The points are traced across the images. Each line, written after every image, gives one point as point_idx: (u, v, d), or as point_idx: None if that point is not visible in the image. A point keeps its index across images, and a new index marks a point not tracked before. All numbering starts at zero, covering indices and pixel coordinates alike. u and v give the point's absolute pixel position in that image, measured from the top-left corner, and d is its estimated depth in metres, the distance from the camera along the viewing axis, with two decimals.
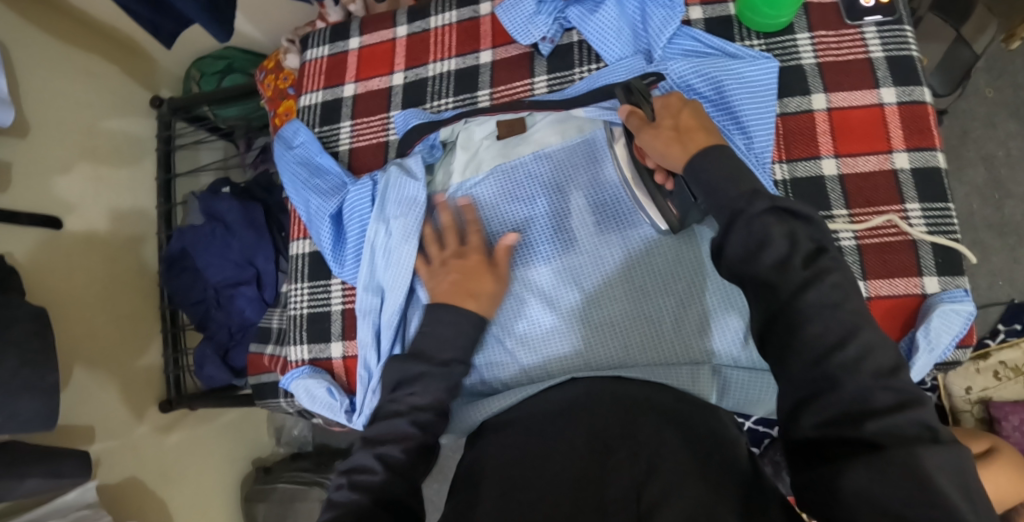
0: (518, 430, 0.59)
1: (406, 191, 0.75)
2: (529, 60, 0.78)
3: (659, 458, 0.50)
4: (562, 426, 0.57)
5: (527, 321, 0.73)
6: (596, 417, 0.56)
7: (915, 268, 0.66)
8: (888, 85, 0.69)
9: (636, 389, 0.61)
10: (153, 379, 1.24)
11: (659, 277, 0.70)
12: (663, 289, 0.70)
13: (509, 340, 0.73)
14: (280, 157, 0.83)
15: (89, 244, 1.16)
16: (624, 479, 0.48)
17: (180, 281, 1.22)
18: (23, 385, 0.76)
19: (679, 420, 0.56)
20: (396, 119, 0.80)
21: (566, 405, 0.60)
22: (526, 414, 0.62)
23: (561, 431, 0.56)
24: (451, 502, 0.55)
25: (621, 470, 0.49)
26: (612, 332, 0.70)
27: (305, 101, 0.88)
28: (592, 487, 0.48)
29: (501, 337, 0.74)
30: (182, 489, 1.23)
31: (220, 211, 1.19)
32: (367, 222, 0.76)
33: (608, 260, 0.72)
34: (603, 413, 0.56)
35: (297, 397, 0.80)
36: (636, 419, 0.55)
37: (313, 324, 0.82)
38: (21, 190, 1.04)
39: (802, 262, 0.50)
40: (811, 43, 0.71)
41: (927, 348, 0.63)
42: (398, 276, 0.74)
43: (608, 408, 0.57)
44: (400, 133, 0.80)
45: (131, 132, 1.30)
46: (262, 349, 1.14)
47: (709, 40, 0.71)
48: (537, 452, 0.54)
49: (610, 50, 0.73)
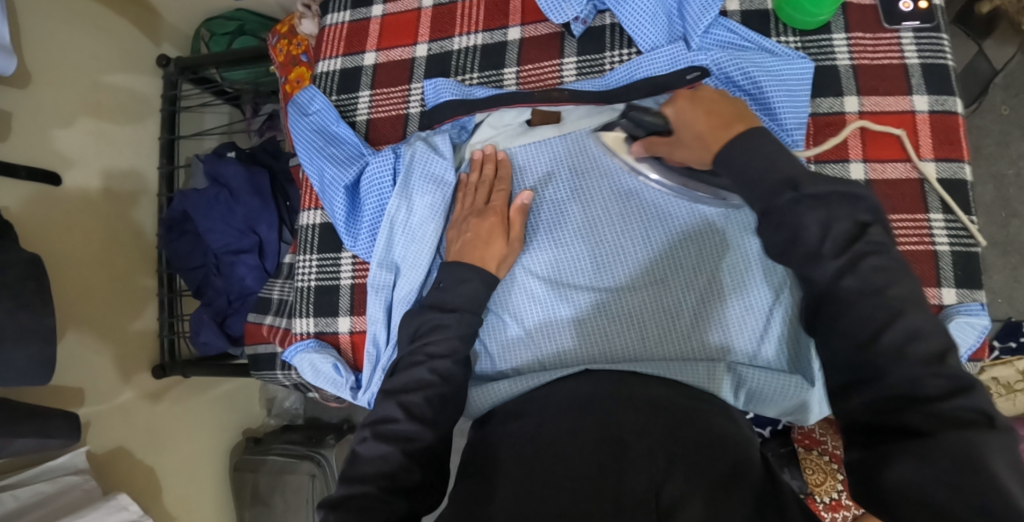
0: (529, 417, 0.59)
1: (432, 167, 0.75)
2: (559, 40, 0.76)
3: (675, 456, 0.49)
4: (578, 416, 0.56)
5: (544, 307, 0.72)
6: (620, 411, 0.55)
7: (935, 278, 0.66)
8: (921, 92, 0.69)
9: (650, 386, 0.60)
10: (147, 343, 1.22)
11: (682, 272, 0.69)
12: (686, 284, 0.69)
13: (524, 324, 0.73)
14: (296, 123, 0.81)
15: (89, 201, 1.13)
16: (643, 477, 0.48)
17: (180, 244, 1.20)
18: (19, 340, 0.74)
19: (701, 421, 0.55)
20: (426, 87, 0.78)
21: (587, 396, 0.59)
22: (533, 404, 0.61)
23: (576, 420, 0.55)
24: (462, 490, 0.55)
25: (641, 466, 0.48)
26: (630, 324, 0.70)
27: (323, 67, 0.86)
28: (609, 485, 0.48)
29: (515, 321, 0.73)
30: (172, 456, 1.22)
31: (225, 176, 1.17)
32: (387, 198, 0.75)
33: (632, 255, 0.71)
34: (615, 405, 0.56)
35: (300, 370, 0.79)
36: (663, 415, 0.54)
37: (321, 297, 0.80)
38: (19, 142, 1.01)
39: (834, 246, 0.49)
40: (846, 44, 0.70)
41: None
42: (419, 253, 0.74)
43: (631, 404, 0.55)
44: (430, 102, 0.78)
45: (135, 89, 1.27)
46: (261, 319, 1.12)
47: (745, 33, 0.70)
48: (553, 442, 0.53)
49: (644, 36, 0.71)
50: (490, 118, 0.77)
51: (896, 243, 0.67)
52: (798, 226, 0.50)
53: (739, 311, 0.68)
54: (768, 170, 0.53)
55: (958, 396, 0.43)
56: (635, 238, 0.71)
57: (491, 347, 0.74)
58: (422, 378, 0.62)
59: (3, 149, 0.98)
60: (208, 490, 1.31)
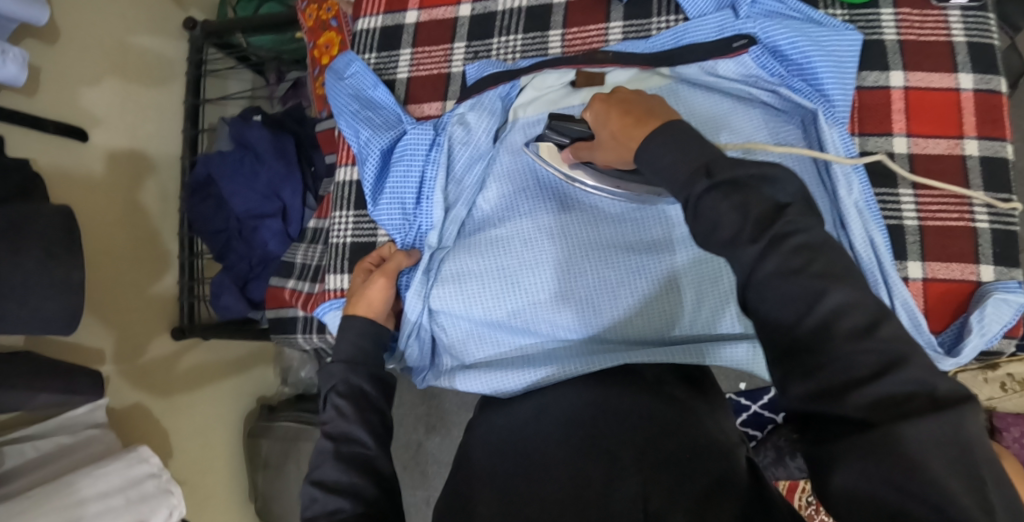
0: (518, 428, 0.59)
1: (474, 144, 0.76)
2: (605, 5, 0.76)
3: (658, 466, 0.49)
4: (559, 430, 0.56)
5: (584, 277, 0.70)
6: (607, 421, 0.54)
7: (973, 255, 0.66)
8: (967, 71, 0.69)
9: (638, 393, 0.58)
10: (167, 305, 1.22)
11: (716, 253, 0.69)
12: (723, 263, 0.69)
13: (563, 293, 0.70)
14: (332, 88, 0.81)
15: (113, 160, 1.13)
16: (629, 491, 0.47)
17: (202, 208, 1.20)
18: (50, 289, 0.74)
19: (690, 428, 0.53)
20: (470, 68, 0.78)
21: (569, 409, 0.58)
22: (527, 413, 0.61)
23: (554, 434, 0.55)
24: (449, 492, 0.56)
25: (626, 478, 0.48)
26: (668, 296, 0.69)
27: (362, 25, 0.86)
28: (594, 497, 0.48)
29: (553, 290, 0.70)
30: (187, 419, 1.22)
31: (250, 140, 1.16)
32: (418, 165, 0.76)
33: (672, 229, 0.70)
34: (607, 415, 0.55)
35: (331, 328, 0.80)
36: (653, 423, 0.53)
37: (357, 252, 0.81)
38: (46, 97, 1.01)
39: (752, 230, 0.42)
40: (894, 20, 0.70)
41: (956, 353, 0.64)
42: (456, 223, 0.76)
43: (613, 415, 0.55)
44: (472, 81, 0.78)
45: (162, 51, 1.26)
46: (284, 282, 1.11)
47: (793, 4, 0.69)
48: (535, 457, 0.54)
49: (693, 4, 0.71)
50: (535, 81, 0.75)
51: (937, 218, 0.67)
52: (715, 218, 0.43)
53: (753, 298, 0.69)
54: (682, 159, 0.46)
55: (892, 372, 0.37)
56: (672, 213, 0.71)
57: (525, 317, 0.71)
58: None
59: (31, 103, 0.98)
60: (222, 455, 1.31)
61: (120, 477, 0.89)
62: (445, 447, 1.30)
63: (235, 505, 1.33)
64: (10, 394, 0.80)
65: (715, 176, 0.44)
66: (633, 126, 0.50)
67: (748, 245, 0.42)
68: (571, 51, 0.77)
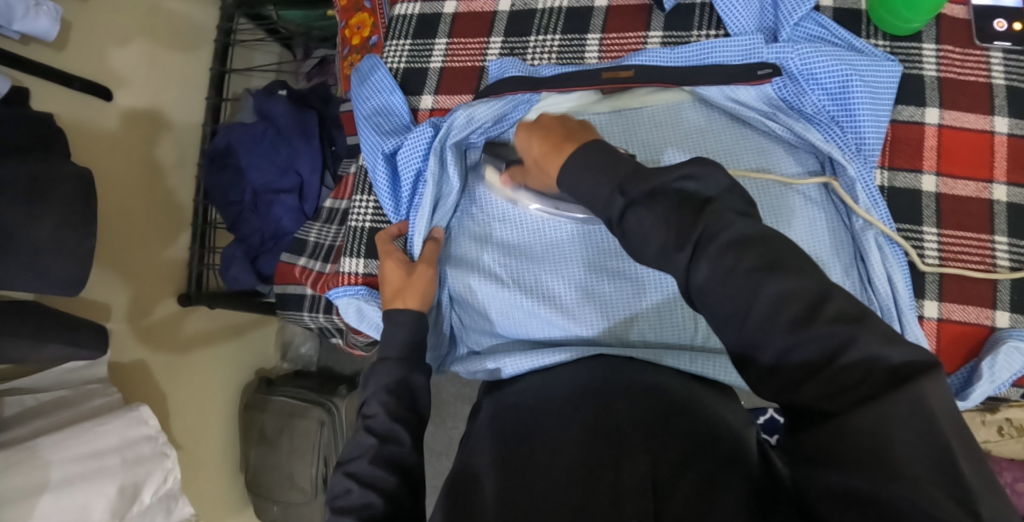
0: (527, 408, 0.59)
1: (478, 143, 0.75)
2: (647, 13, 0.75)
3: (666, 445, 0.50)
4: (572, 413, 0.56)
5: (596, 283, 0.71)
6: (612, 401, 0.56)
7: (990, 300, 0.66)
8: (1003, 114, 0.68)
9: (652, 377, 0.60)
10: (175, 270, 1.22)
11: None
12: None
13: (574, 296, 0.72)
14: (356, 90, 0.82)
15: (132, 122, 1.13)
16: (638, 467, 0.48)
17: (221, 177, 1.20)
18: (56, 249, 0.73)
19: (696, 413, 0.55)
20: (491, 65, 0.77)
21: (576, 390, 0.59)
22: (530, 396, 0.62)
23: (568, 417, 0.55)
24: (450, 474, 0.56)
25: (636, 459, 0.49)
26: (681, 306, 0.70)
27: (398, 11, 0.85)
28: (607, 474, 0.48)
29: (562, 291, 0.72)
30: (185, 385, 1.22)
31: (274, 114, 1.16)
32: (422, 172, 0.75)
33: None
34: (619, 396, 0.56)
35: (342, 311, 0.80)
36: (655, 407, 0.55)
37: (373, 240, 0.80)
38: (74, 52, 1.01)
39: (677, 239, 0.42)
40: (935, 56, 0.69)
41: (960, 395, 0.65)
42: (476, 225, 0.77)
43: (627, 394, 0.56)
44: (493, 80, 0.76)
45: (192, 17, 1.26)
46: (294, 260, 1.11)
47: (836, 30, 0.69)
48: (539, 437, 0.54)
49: (735, 20, 0.70)
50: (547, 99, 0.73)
51: (959, 260, 0.67)
52: (642, 233, 0.44)
53: None
54: (599, 175, 0.48)
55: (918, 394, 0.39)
56: None
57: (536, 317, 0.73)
58: None
59: (57, 58, 0.98)
60: (217, 424, 1.32)
61: (119, 436, 0.88)
62: (438, 437, 1.31)
63: (225, 473, 1.34)
64: (16, 342, 0.80)
65: (629, 192, 0.46)
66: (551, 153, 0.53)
67: (676, 255, 0.42)
68: (607, 57, 0.76)
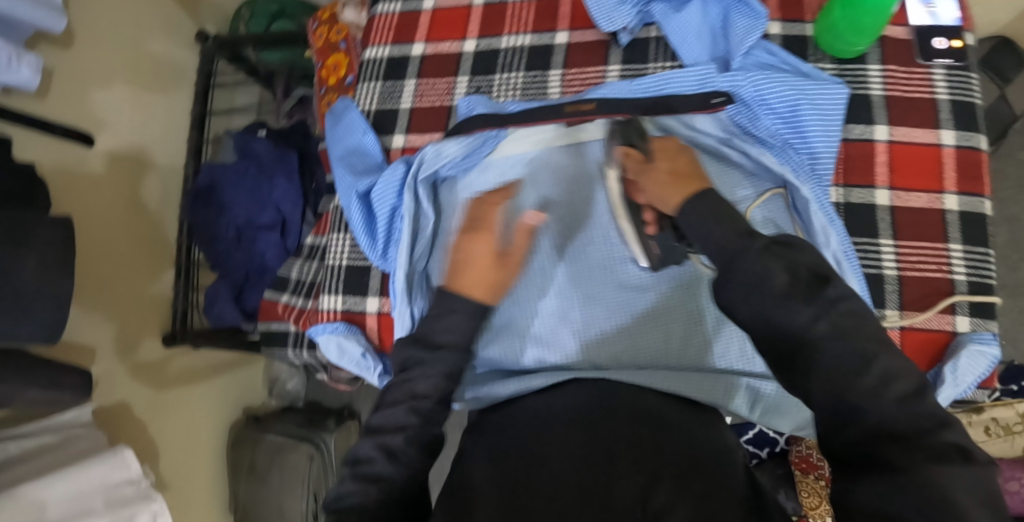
0: (522, 432, 0.59)
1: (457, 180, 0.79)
2: (605, 48, 0.78)
3: (661, 466, 0.51)
4: (564, 434, 0.56)
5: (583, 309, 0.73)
6: (606, 425, 0.56)
7: (950, 307, 0.68)
8: (949, 127, 0.71)
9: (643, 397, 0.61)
10: (160, 310, 1.23)
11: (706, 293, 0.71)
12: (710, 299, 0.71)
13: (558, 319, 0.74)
14: (329, 132, 0.84)
15: (116, 166, 1.15)
16: (630, 491, 0.48)
17: (204, 215, 1.18)
18: (37, 294, 0.74)
19: (693, 435, 0.56)
20: (459, 103, 0.79)
21: (569, 413, 0.59)
22: (525, 419, 0.61)
23: (562, 438, 0.56)
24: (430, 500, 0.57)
25: (628, 478, 0.49)
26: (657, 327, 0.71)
27: (370, 54, 0.88)
28: (599, 495, 0.48)
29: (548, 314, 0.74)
30: (171, 425, 1.22)
31: (254, 152, 1.19)
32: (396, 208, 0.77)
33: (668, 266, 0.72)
34: (613, 419, 0.57)
35: (324, 349, 0.79)
36: (649, 428, 0.55)
37: (352, 276, 0.81)
38: (57, 99, 1.03)
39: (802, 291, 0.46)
40: (880, 75, 0.73)
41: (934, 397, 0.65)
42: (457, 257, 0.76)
43: (620, 414, 0.57)
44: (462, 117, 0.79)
45: (171, 59, 1.29)
46: (277, 297, 1.13)
47: (784, 56, 0.72)
48: (534, 457, 0.54)
49: (688, 51, 0.73)
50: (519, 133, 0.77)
51: (917, 269, 0.69)
52: (762, 274, 0.48)
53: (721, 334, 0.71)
54: (720, 226, 0.53)
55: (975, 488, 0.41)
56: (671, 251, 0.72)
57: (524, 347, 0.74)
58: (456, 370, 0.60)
59: (40, 105, 1.00)
60: (204, 463, 1.31)
61: (102, 479, 0.89)
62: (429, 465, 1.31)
63: (213, 512, 1.32)
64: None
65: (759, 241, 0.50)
66: (671, 184, 0.60)
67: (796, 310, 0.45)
68: (569, 91, 0.78)
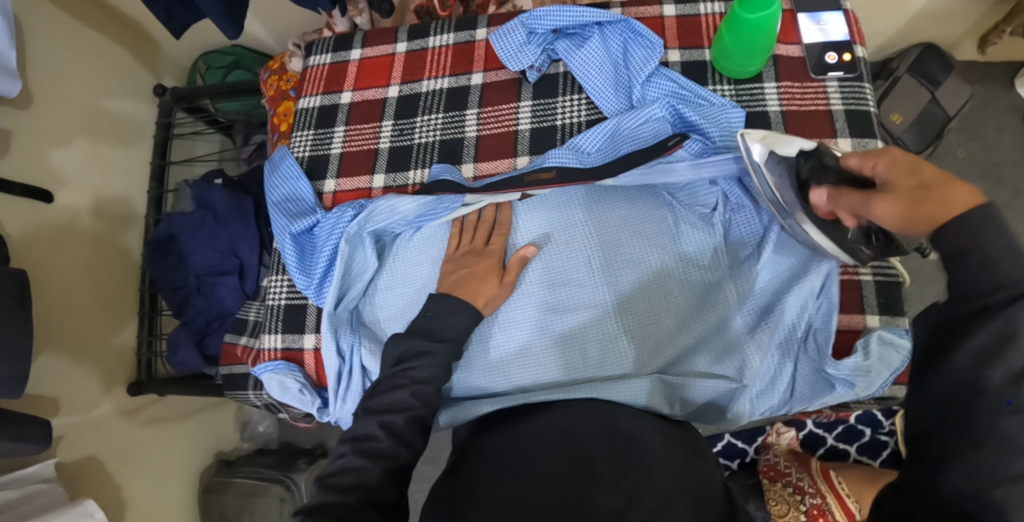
0: (506, 446, 0.61)
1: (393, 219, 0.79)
2: (517, 85, 0.83)
3: (644, 478, 0.52)
4: (548, 448, 0.58)
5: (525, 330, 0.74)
6: (585, 441, 0.58)
7: (859, 306, 0.71)
8: (846, 136, 0.75)
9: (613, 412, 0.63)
10: (125, 360, 1.24)
11: (639, 303, 0.72)
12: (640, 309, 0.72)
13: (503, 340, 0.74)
14: (268, 179, 0.87)
15: (78, 221, 1.18)
16: (610, 501, 0.50)
17: (165, 264, 1.23)
18: None
19: (682, 451, 0.58)
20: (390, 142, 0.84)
21: (551, 430, 0.61)
22: (508, 433, 0.63)
23: (545, 452, 0.57)
24: None
25: (607, 492, 0.51)
26: (592, 342, 0.72)
27: (303, 103, 0.92)
28: (578, 504, 0.50)
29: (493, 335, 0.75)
30: (142, 474, 1.22)
31: (211, 201, 1.22)
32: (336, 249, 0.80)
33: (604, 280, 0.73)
34: (597, 439, 0.58)
35: (267, 387, 0.81)
36: (632, 442, 0.57)
37: (290, 315, 0.83)
38: (16, 159, 1.06)
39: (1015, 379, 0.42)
40: (777, 92, 0.77)
41: (866, 386, 0.67)
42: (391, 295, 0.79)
43: (602, 429, 0.59)
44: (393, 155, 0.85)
45: (130, 114, 1.33)
46: (236, 340, 1.16)
47: (683, 82, 0.76)
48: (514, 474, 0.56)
49: (591, 83, 0.78)
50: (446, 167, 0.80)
51: None
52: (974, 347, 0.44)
53: (653, 341, 0.71)
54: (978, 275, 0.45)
55: None
56: (604, 266, 0.73)
57: (471, 373, 0.75)
58: (404, 401, 0.62)
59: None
60: (177, 510, 1.31)
61: None
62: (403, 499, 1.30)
63: None
64: None
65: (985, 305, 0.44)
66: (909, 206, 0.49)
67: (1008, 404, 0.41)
68: (485, 128, 0.83)
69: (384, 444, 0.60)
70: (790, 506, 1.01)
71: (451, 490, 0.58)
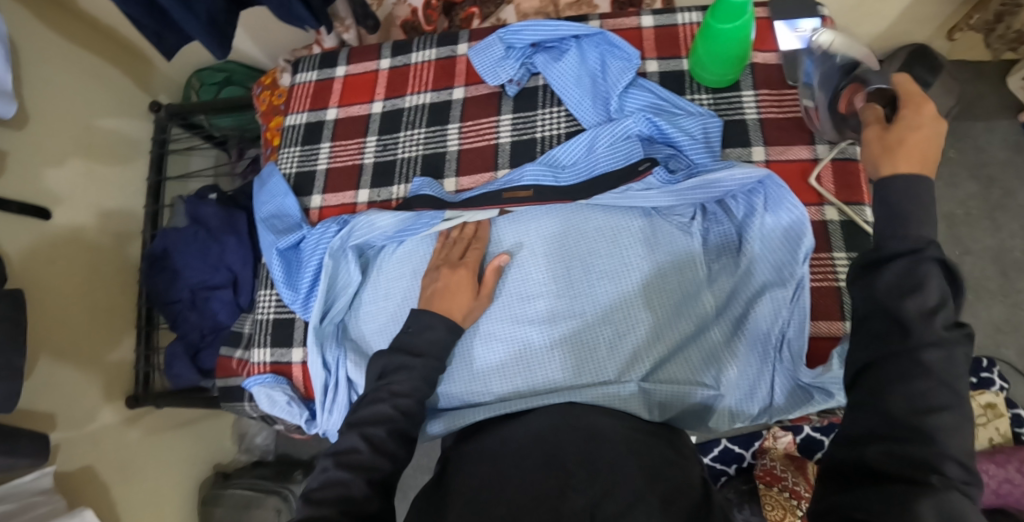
0: (484, 453, 0.62)
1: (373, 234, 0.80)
2: (497, 99, 0.85)
3: (615, 480, 0.54)
4: (525, 452, 0.59)
5: (508, 341, 0.75)
6: (561, 445, 0.59)
7: (838, 312, 0.71)
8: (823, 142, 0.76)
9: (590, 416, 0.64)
10: (122, 373, 1.26)
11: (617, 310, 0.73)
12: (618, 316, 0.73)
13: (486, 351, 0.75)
14: (257, 196, 0.89)
15: (75, 238, 1.20)
16: (581, 500, 0.52)
17: (160, 280, 1.24)
18: None
19: (654, 452, 0.59)
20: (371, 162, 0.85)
21: (529, 436, 0.62)
22: (489, 439, 0.64)
23: (522, 456, 0.59)
24: None
25: (578, 491, 0.53)
26: (572, 350, 0.73)
27: (291, 121, 0.93)
28: (551, 504, 0.52)
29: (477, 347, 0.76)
30: (140, 486, 1.23)
31: (204, 216, 1.24)
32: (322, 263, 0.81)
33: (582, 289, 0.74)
34: (571, 442, 0.59)
35: (257, 400, 0.82)
36: (606, 444, 0.59)
37: (278, 329, 0.84)
38: (12, 177, 1.08)
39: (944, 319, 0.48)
40: (754, 101, 0.78)
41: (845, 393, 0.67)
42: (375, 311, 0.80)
43: (576, 433, 0.61)
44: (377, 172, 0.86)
45: (125, 132, 1.35)
46: (231, 352, 1.17)
47: (661, 93, 0.78)
48: (491, 478, 0.57)
49: (569, 95, 0.80)
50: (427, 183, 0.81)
51: None
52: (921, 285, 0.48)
53: (632, 347, 0.72)
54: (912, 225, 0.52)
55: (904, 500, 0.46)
56: (582, 275, 0.74)
57: (455, 384, 0.76)
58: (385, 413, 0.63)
59: None
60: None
61: None
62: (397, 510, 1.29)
63: None
64: None
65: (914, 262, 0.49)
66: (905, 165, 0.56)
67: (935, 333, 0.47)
68: (467, 142, 0.84)
69: (365, 455, 0.61)
70: (786, 512, 0.99)
71: (431, 496, 0.60)
